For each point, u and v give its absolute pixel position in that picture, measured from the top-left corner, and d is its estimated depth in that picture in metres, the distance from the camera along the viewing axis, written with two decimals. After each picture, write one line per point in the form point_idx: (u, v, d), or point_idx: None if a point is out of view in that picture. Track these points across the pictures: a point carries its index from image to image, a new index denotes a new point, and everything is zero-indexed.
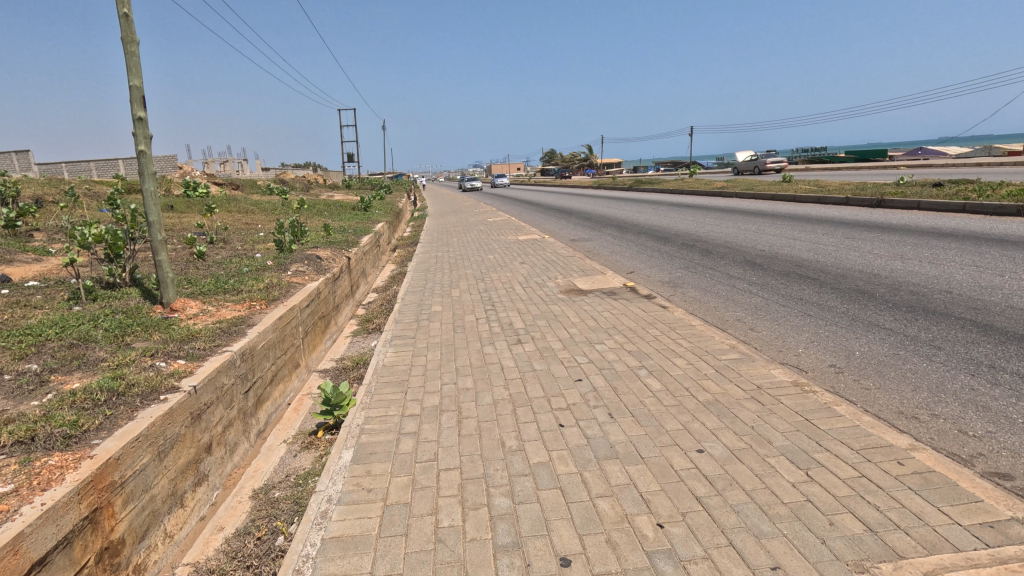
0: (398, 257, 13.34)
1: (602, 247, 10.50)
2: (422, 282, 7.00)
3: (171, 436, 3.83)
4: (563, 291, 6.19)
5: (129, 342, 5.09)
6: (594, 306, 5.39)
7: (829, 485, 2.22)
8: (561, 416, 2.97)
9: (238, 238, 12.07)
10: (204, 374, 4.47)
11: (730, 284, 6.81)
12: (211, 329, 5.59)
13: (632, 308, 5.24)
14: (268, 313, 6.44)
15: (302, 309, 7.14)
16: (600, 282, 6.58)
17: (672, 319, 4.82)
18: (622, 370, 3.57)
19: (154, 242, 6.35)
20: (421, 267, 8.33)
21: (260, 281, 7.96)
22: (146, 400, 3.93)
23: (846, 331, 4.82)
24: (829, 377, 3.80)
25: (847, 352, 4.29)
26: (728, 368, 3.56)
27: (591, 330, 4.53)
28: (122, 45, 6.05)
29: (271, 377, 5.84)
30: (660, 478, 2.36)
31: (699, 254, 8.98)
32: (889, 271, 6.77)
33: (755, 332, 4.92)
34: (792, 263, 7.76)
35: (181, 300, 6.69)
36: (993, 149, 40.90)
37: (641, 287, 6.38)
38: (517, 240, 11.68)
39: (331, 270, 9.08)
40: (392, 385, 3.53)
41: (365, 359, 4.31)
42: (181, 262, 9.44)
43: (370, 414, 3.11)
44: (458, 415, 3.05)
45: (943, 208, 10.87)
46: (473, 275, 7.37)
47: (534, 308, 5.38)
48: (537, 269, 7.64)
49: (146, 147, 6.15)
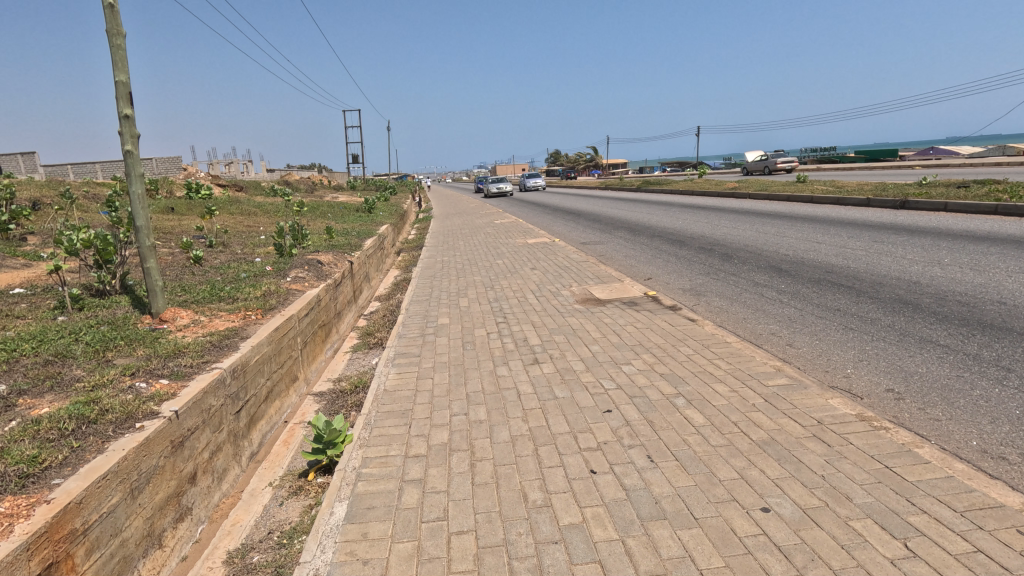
0: (402, 260, 12.91)
1: (616, 251, 10.06)
2: (426, 290, 6.56)
3: (147, 470, 3.42)
4: (579, 300, 5.74)
5: (110, 359, 4.69)
6: (615, 318, 4.94)
7: (939, 564, 1.77)
8: (591, 459, 2.54)
9: (238, 242, 11.68)
10: (188, 395, 4.05)
11: (758, 292, 6.36)
12: (201, 343, 5.17)
13: (657, 321, 4.78)
14: (264, 324, 6.02)
15: (301, 319, 6.73)
16: (618, 291, 6.12)
17: (703, 334, 4.36)
18: (656, 400, 3.12)
19: (142, 249, 5.94)
20: (427, 273, 7.92)
21: (257, 288, 7.54)
22: (120, 428, 3.51)
23: (895, 347, 4.36)
24: (890, 406, 3.35)
25: (903, 374, 3.84)
26: (779, 397, 3.10)
27: (615, 348, 4.07)
28: (107, 38, 5.65)
29: (266, 394, 5.43)
30: (722, 549, 1.91)
31: (719, 259, 8.53)
32: (929, 278, 6.31)
33: (794, 349, 4.47)
34: (821, 269, 7.30)
35: (172, 310, 6.30)
36: (1006, 149, 40.16)
37: (663, 296, 5.92)
38: (525, 243, 11.25)
39: (333, 276, 8.67)
40: (394, 416, 3.10)
41: (364, 381, 3.87)
42: (178, 267, 9.06)
43: (368, 455, 2.68)
44: (471, 457, 2.63)
45: (974, 210, 10.37)
46: (481, 282, 6.95)
47: (549, 320, 4.94)
48: (548, 275, 7.19)
49: (133, 147, 5.77)
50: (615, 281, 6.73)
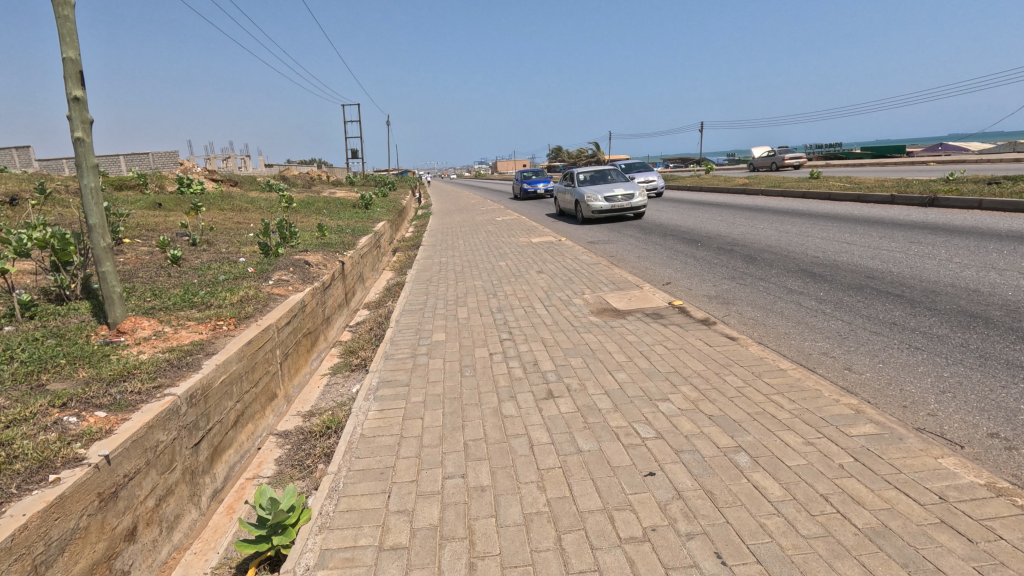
0: (399, 259, 12.19)
1: (628, 252, 9.31)
2: (421, 297, 5.84)
3: (61, 537, 2.72)
4: (594, 312, 5.00)
5: (42, 384, 3.97)
6: (640, 336, 4.20)
7: None
8: (637, 560, 1.81)
9: (223, 240, 10.93)
10: (126, 434, 3.33)
11: (795, 301, 5.65)
12: (155, 362, 4.43)
13: (691, 339, 4.05)
14: (235, 336, 5.28)
15: (280, 329, 5.99)
16: (638, 300, 5.39)
17: (750, 359, 3.63)
18: (712, 458, 2.40)
19: (96, 251, 5.22)
20: (423, 277, 7.18)
21: (234, 293, 6.80)
22: (25, 485, 2.81)
23: (980, 373, 3.62)
24: (1006, 459, 2.62)
25: (1005, 411, 3.11)
26: (873, 454, 2.37)
27: (646, 378, 3.34)
28: (52, 7, 4.90)
29: (234, 419, 4.70)
30: None
31: (742, 262, 7.79)
32: (989, 285, 5.58)
33: (856, 376, 3.73)
34: (860, 274, 6.57)
35: (132, 319, 5.57)
36: (1017, 145, 39.33)
37: (691, 306, 5.21)
38: (530, 242, 10.53)
39: (320, 279, 7.91)
40: (370, 480, 2.37)
41: (339, 419, 3.13)
42: (153, 268, 8.33)
43: (329, 546, 1.96)
44: (469, 551, 1.90)
45: (1013, 208, 9.64)
46: (482, 288, 6.23)
47: (563, 338, 4.20)
48: (557, 280, 6.45)
49: (83, 134, 5.02)
50: (633, 287, 6.01)
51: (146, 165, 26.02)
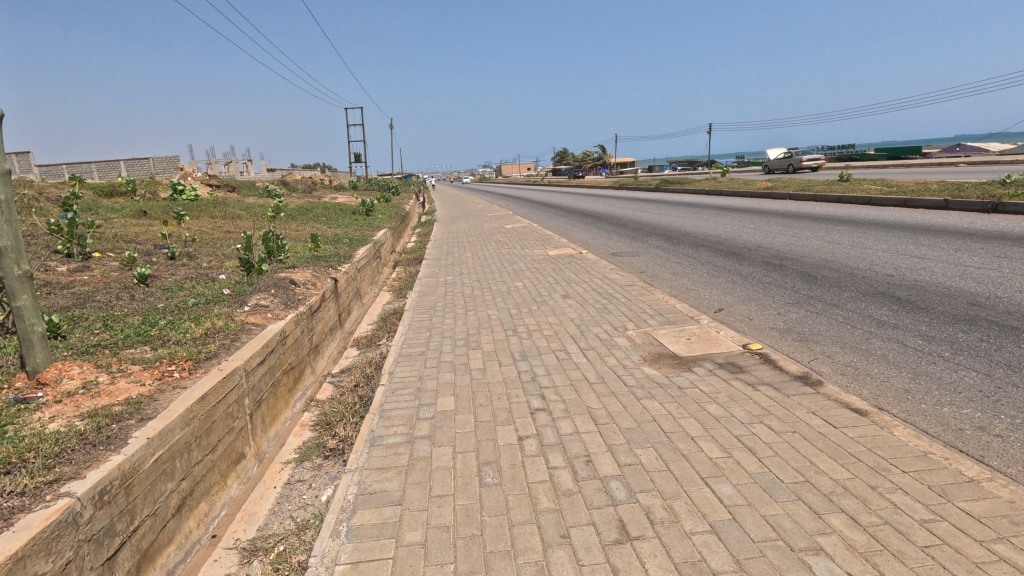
0: (401, 273, 11.05)
1: (662, 267, 8.15)
2: (423, 334, 4.69)
3: None
4: (649, 359, 3.83)
5: None
6: (727, 404, 3.03)
7: None
8: None
9: (206, 254, 9.80)
10: None
11: (900, 341, 4.43)
12: (64, 436, 3.28)
13: (801, 413, 2.88)
14: (187, 387, 4.12)
15: (251, 371, 4.84)
16: (702, 341, 4.21)
17: (906, 452, 2.46)
18: None
19: (9, 281, 4.07)
20: (428, 303, 6.01)
21: (199, 324, 5.66)
22: None
23: None
24: None
25: None
26: None
27: (768, 497, 2.16)
28: None
29: (175, 505, 3.53)
30: None
31: (801, 281, 6.63)
32: None
33: None
34: (958, 298, 5.38)
35: (60, 366, 4.38)
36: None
37: (772, 351, 4.04)
38: (546, 255, 9.36)
39: (307, 302, 6.75)
40: None
41: None
42: (116, 289, 7.18)
43: None
44: None
45: None
46: (499, 319, 5.08)
47: (619, 408, 3.03)
48: (589, 309, 5.29)
49: None
50: (687, 320, 4.85)
51: (145, 169, 24.98)
